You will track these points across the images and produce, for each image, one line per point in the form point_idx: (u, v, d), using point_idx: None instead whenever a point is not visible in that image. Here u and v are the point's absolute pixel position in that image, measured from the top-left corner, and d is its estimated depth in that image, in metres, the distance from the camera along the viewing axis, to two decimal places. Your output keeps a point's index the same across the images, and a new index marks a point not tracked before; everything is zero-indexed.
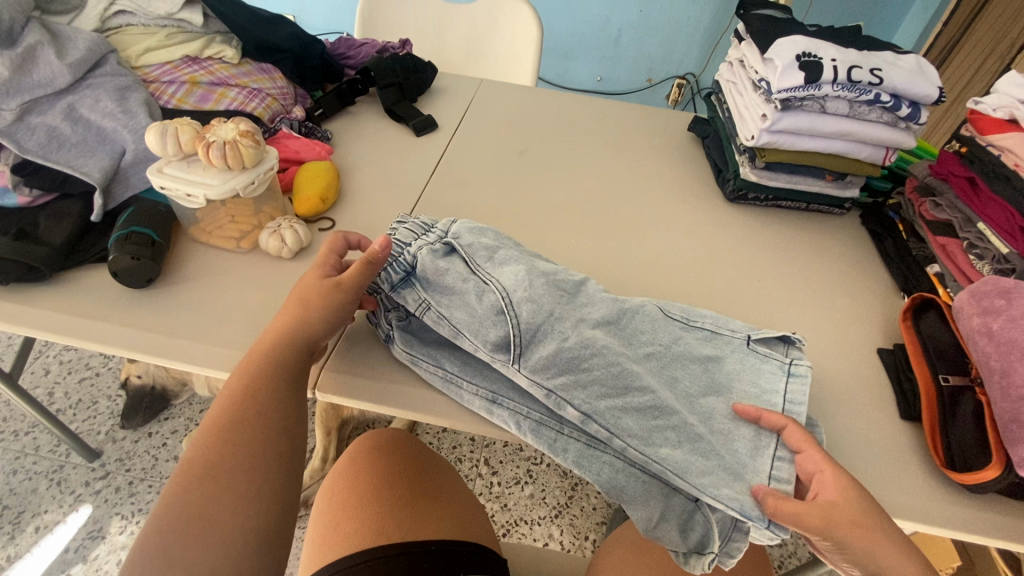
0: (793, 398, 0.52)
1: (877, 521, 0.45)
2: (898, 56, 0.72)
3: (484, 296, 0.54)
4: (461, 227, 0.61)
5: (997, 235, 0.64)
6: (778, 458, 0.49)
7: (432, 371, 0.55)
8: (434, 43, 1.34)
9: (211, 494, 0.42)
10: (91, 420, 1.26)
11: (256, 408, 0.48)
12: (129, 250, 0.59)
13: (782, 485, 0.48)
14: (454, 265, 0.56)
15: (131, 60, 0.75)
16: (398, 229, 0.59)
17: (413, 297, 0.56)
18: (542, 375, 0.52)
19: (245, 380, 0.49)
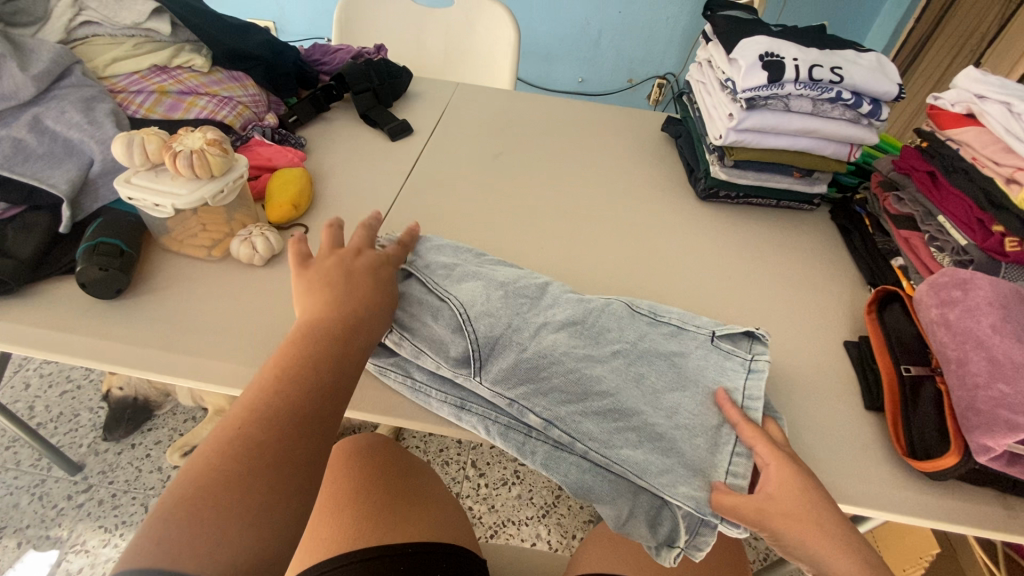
0: (751, 393, 0.53)
1: (834, 511, 0.45)
2: (859, 54, 0.74)
3: (441, 314, 0.56)
4: (422, 249, 0.63)
5: (956, 227, 0.65)
6: (736, 454, 0.50)
7: (400, 380, 0.55)
8: (412, 47, 1.34)
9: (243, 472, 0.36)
10: (72, 433, 1.25)
11: (301, 388, 0.42)
12: (97, 261, 0.59)
13: (739, 481, 0.49)
14: (411, 288, 0.58)
15: (98, 71, 0.75)
16: None
17: None
18: (503, 386, 0.53)
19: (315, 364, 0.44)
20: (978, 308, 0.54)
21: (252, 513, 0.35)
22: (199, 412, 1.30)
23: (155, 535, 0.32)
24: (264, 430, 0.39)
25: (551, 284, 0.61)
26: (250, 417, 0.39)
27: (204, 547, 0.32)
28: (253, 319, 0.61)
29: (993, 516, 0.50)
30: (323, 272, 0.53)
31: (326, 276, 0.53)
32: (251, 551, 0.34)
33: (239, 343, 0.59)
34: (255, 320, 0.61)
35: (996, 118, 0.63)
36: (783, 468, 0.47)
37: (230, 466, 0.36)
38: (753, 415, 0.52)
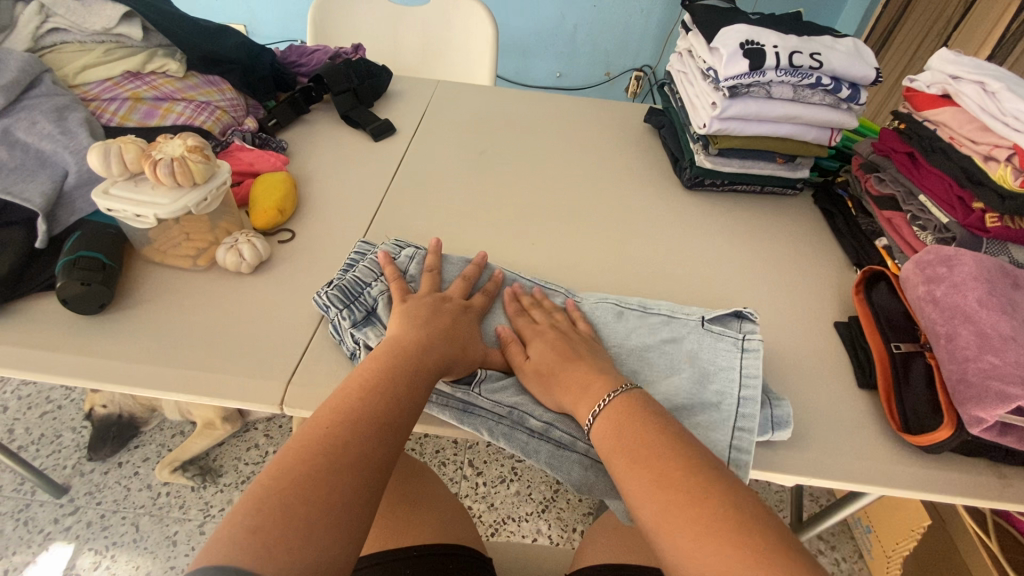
0: (748, 372, 0.54)
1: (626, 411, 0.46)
2: (836, 39, 0.75)
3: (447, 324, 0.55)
4: (423, 259, 0.63)
5: (937, 206, 0.66)
6: (741, 429, 0.51)
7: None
8: (388, 47, 1.32)
9: (333, 465, 0.37)
10: (55, 455, 1.21)
11: (388, 395, 0.44)
12: (77, 276, 0.57)
13: (744, 456, 0.50)
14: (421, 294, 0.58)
15: (68, 79, 0.73)
16: (357, 267, 0.61)
17: (373, 333, 0.56)
18: (502, 393, 0.53)
19: (396, 373, 0.46)
20: (964, 283, 0.55)
21: (336, 517, 0.35)
22: (187, 425, 1.28)
23: (250, 527, 0.33)
24: (354, 432, 0.40)
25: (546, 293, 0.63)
26: (331, 419, 0.41)
27: (294, 533, 0.33)
28: (244, 328, 0.60)
29: (988, 485, 0.52)
30: (424, 304, 0.55)
31: (427, 303, 0.55)
32: (336, 549, 0.34)
33: (229, 354, 0.57)
34: (247, 330, 0.60)
35: (971, 98, 0.65)
36: (543, 341, 0.54)
37: (321, 458, 0.38)
38: (750, 394, 0.53)
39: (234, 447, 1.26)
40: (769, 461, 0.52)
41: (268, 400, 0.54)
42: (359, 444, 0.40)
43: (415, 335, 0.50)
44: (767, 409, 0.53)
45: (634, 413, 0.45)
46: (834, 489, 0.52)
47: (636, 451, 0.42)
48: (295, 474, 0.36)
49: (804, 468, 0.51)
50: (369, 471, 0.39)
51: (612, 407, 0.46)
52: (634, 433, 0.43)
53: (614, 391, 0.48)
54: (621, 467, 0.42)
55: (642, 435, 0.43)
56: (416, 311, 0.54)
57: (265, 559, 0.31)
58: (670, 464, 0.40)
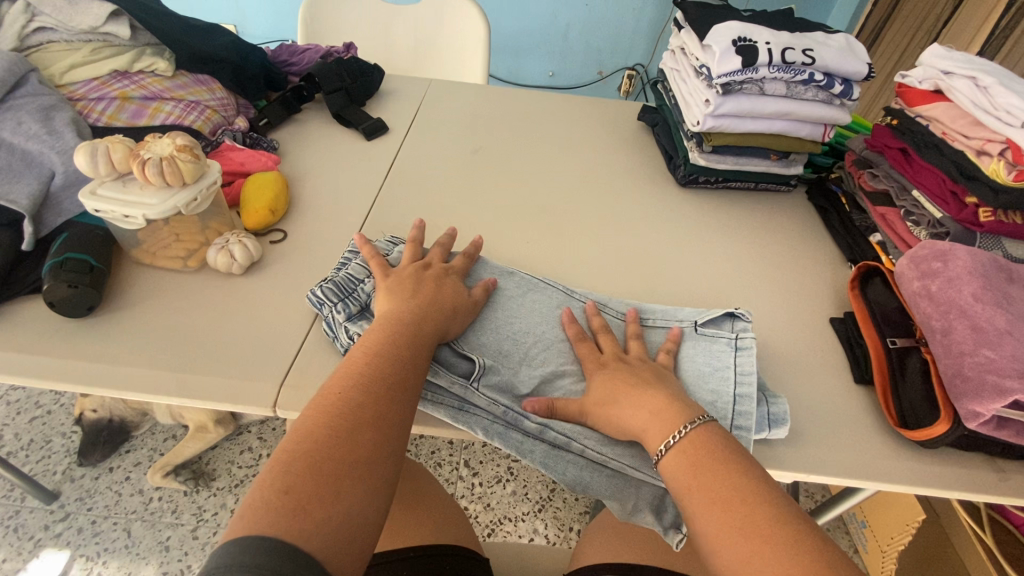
0: (743, 370, 0.54)
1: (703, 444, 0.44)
2: (828, 35, 0.75)
3: None
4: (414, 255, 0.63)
5: (930, 201, 0.66)
6: (737, 429, 0.51)
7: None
8: (381, 45, 1.31)
9: (352, 424, 0.40)
10: (45, 460, 1.19)
11: (393, 357, 0.47)
12: (65, 278, 0.56)
13: None
14: None
15: (54, 79, 0.72)
16: (348, 266, 0.60)
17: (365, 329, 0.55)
18: (500, 393, 0.52)
19: (399, 338, 0.48)
20: (958, 278, 0.56)
21: (362, 470, 0.38)
22: (179, 429, 1.26)
23: (282, 485, 0.35)
24: (367, 392, 0.43)
25: (545, 292, 0.62)
26: (344, 387, 0.43)
27: (325, 486, 0.36)
28: (236, 330, 0.59)
29: (984, 479, 0.52)
30: (407, 276, 0.56)
31: (412, 271, 0.57)
32: (364, 499, 0.37)
33: (221, 357, 0.56)
34: (239, 332, 0.59)
35: (963, 93, 0.65)
36: (603, 375, 0.52)
37: (339, 420, 0.40)
38: (744, 391, 0.53)
39: (227, 450, 1.25)
40: (766, 457, 0.52)
41: (262, 402, 0.53)
42: (372, 408, 0.42)
43: (410, 304, 0.52)
44: (765, 407, 0.53)
45: (714, 451, 0.43)
46: (831, 485, 0.52)
47: (717, 493, 0.40)
48: (316, 441, 0.39)
49: (802, 465, 0.51)
50: (385, 434, 0.41)
51: (690, 441, 0.44)
52: (716, 474, 0.41)
53: (688, 424, 0.45)
54: (698, 506, 0.41)
55: (726, 479, 0.41)
56: (403, 281, 0.55)
57: (299, 511, 0.34)
58: (757, 514, 0.38)
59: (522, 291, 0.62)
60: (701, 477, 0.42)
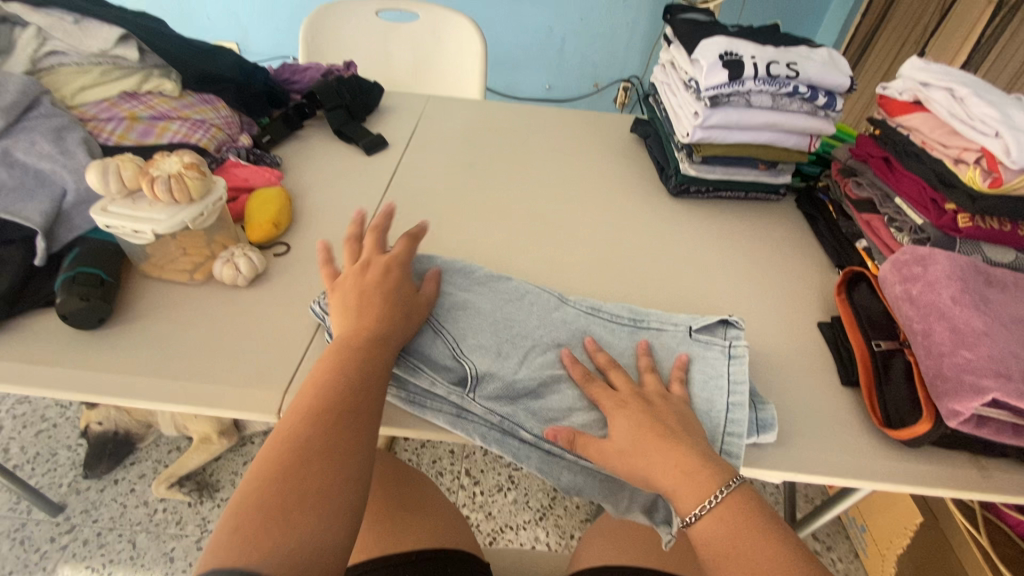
0: (736, 379, 0.56)
1: (738, 506, 0.45)
2: (811, 49, 0.78)
3: (436, 341, 0.57)
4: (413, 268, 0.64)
5: (912, 208, 0.69)
6: (731, 434, 0.52)
7: (395, 393, 0.55)
8: (380, 63, 1.35)
9: (301, 453, 0.41)
10: (51, 473, 1.21)
11: (344, 382, 0.47)
12: (77, 292, 0.58)
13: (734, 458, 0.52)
14: None
15: (66, 100, 0.75)
16: None
17: None
18: (496, 401, 0.54)
19: (349, 361, 0.49)
20: (938, 281, 0.58)
21: (314, 498, 0.39)
22: (184, 440, 1.28)
23: (232, 525, 0.36)
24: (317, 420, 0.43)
25: (538, 298, 0.64)
26: (306, 410, 0.44)
27: (275, 519, 0.37)
28: (241, 341, 0.61)
29: (968, 476, 0.53)
30: (349, 284, 0.57)
31: (354, 278, 0.58)
32: (319, 526, 0.38)
33: (225, 367, 0.58)
34: (244, 342, 0.61)
35: (940, 103, 0.67)
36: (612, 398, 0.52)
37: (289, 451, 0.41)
38: (737, 400, 0.54)
39: (231, 461, 1.26)
40: (754, 456, 0.53)
41: (266, 410, 0.55)
42: (335, 428, 0.43)
43: (359, 319, 0.53)
44: (754, 411, 0.55)
45: (748, 520, 0.44)
46: (818, 484, 0.53)
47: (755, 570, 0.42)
48: (281, 467, 0.40)
49: (790, 464, 0.53)
50: (351, 451, 0.43)
51: (724, 508, 0.45)
52: (753, 548, 0.43)
53: (722, 490, 0.46)
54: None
55: (762, 548, 0.43)
56: (347, 294, 0.56)
57: (250, 546, 0.35)
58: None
59: (514, 297, 0.63)
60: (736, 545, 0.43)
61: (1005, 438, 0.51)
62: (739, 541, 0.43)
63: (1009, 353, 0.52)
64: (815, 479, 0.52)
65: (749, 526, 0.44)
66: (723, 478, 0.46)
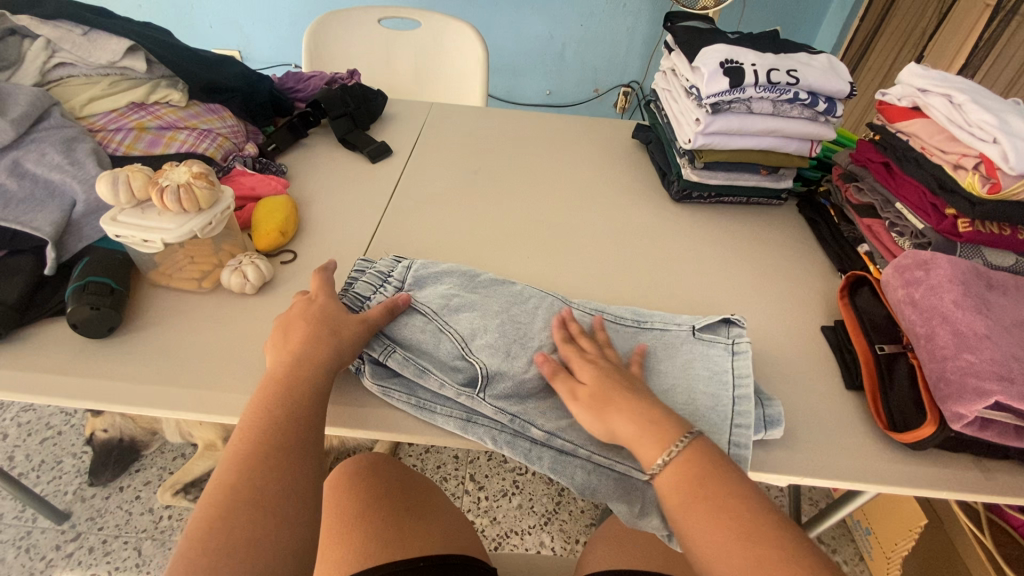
0: (739, 372, 0.56)
1: (699, 454, 0.45)
2: (811, 56, 0.79)
3: (443, 344, 0.58)
4: (418, 273, 0.65)
5: (913, 212, 0.70)
6: (739, 425, 0.53)
7: (404, 399, 0.55)
8: (383, 71, 1.36)
9: (239, 495, 0.40)
10: (56, 480, 1.21)
11: (279, 415, 0.46)
12: (87, 300, 0.59)
13: (742, 450, 0.52)
14: (414, 316, 0.59)
15: (75, 111, 0.76)
16: (356, 284, 0.63)
17: (377, 344, 0.57)
18: (505, 402, 0.55)
19: (284, 394, 0.48)
20: (939, 286, 0.58)
21: (254, 539, 0.38)
22: (188, 447, 1.28)
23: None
24: (255, 457, 0.42)
25: (541, 301, 0.64)
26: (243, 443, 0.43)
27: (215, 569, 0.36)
28: (249, 349, 0.62)
29: (972, 478, 0.54)
30: (295, 311, 0.56)
31: (294, 309, 0.57)
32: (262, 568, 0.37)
33: (235, 375, 0.59)
34: (252, 350, 0.61)
35: (938, 109, 0.68)
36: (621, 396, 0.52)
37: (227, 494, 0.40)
38: (743, 392, 0.55)
39: None
40: (759, 460, 0.54)
41: None
42: (272, 457, 0.43)
43: (290, 346, 0.52)
44: (761, 408, 0.55)
45: (709, 469, 0.44)
46: (824, 487, 0.53)
47: (723, 513, 0.41)
48: (220, 506, 0.39)
49: (795, 468, 0.53)
50: (297, 473, 0.43)
51: (684, 459, 0.45)
52: (717, 492, 0.42)
53: (681, 441, 0.46)
54: (699, 523, 0.41)
55: (725, 492, 0.42)
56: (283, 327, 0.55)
57: None
58: (760, 527, 0.40)
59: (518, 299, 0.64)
60: (700, 490, 0.43)
61: (1007, 440, 0.52)
62: (700, 485, 0.43)
63: (1011, 356, 0.53)
64: (821, 482, 0.52)
65: (708, 473, 0.44)
66: (681, 431, 0.47)
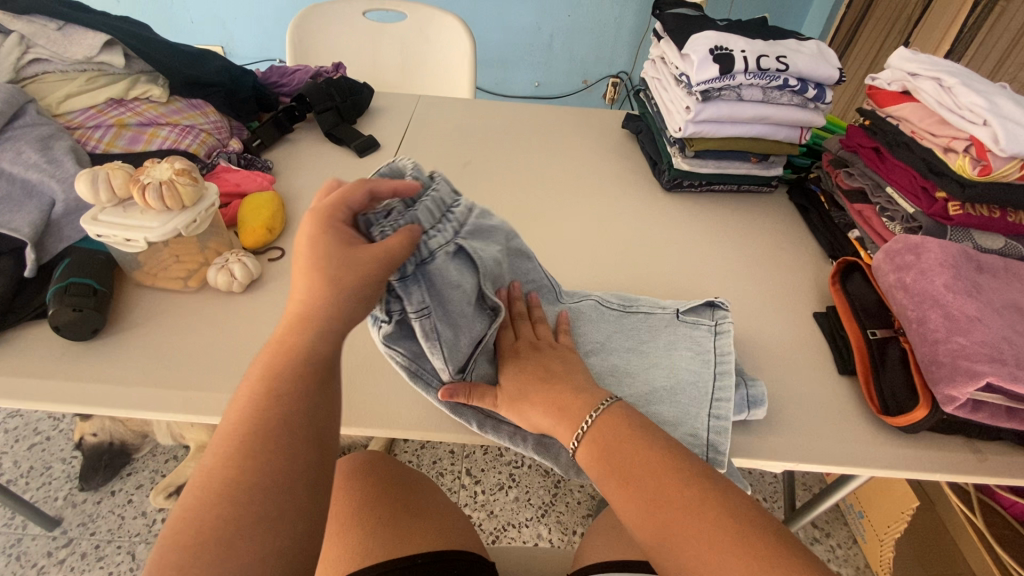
0: (721, 352, 0.57)
1: (610, 422, 0.46)
2: (800, 42, 0.78)
3: (475, 325, 0.49)
4: (479, 220, 0.51)
5: (903, 197, 0.69)
6: (721, 399, 0.53)
7: (403, 364, 0.49)
8: (369, 64, 1.34)
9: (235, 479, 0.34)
10: (46, 486, 1.20)
11: (288, 385, 0.38)
12: (69, 302, 0.57)
13: (723, 422, 0.52)
14: (465, 281, 0.47)
15: (51, 109, 0.74)
16: (423, 204, 0.46)
17: (417, 298, 0.43)
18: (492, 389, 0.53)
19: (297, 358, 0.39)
20: (931, 269, 0.58)
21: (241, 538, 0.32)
22: (180, 449, 1.27)
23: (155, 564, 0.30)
24: (260, 431, 0.36)
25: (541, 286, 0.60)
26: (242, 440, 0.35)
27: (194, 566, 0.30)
28: (238, 348, 0.61)
29: (965, 460, 0.54)
30: (324, 239, 0.41)
31: (334, 248, 0.41)
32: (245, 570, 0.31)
33: (223, 374, 0.58)
34: (241, 350, 0.60)
35: (929, 93, 0.68)
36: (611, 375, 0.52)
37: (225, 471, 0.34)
38: (724, 368, 0.55)
39: None
40: (754, 447, 0.54)
41: None
42: (274, 459, 0.35)
43: (299, 302, 0.41)
44: (744, 388, 0.55)
45: (621, 434, 0.46)
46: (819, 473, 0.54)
47: (626, 472, 0.43)
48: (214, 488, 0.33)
49: (790, 454, 0.53)
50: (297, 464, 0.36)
51: (598, 428, 0.46)
52: (628, 455, 0.44)
53: (598, 406, 0.48)
54: (618, 493, 0.43)
55: (635, 457, 0.44)
56: (313, 270, 0.40)
57: None
58: (672, 485, 0.42)
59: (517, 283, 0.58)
60: (613, 459, 0.44)
61: (1000, 422, 0.52)
62: (612, 453, 0.45)
63: (1002, 338, 0.53)
64: (816, 469, 0.52)
65: (618, 439, 0.45)
66: (602, 396, 0.49)
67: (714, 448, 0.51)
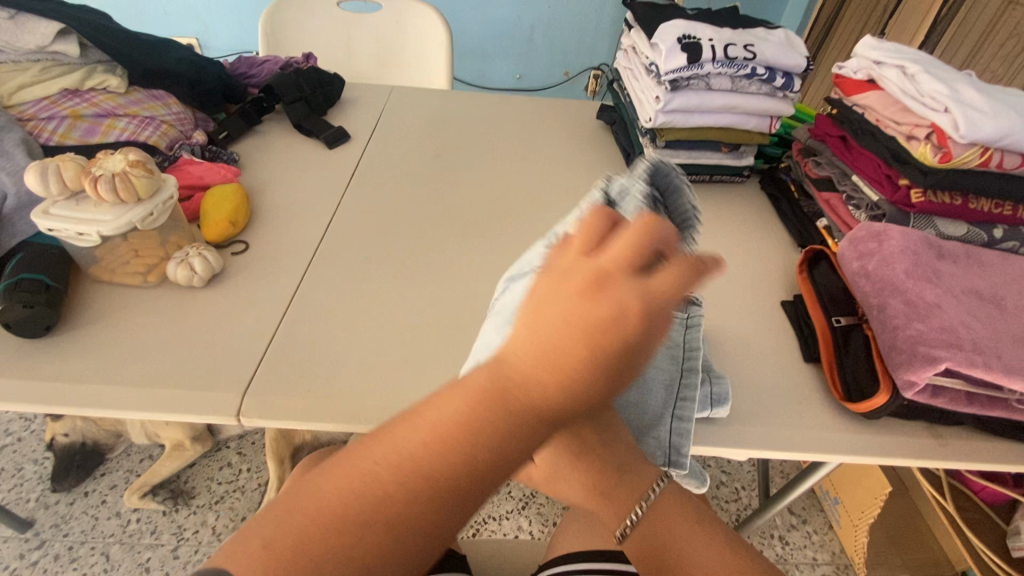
0: (690, 344, 0.58)
1: (651, 515, 0.52)
2: (768, 31, 0.78)
3: None
4: None
5: (868, 185, 0.70)
6: (687, 398, 0.54)
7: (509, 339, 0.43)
8: (342, 54, 1.32)
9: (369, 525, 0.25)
10: (16, 488, 1.17)
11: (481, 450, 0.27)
12: (20, 299, 0.56)
13: (686, 423, 0.53)
14: None
15: (3, 100, 0.71)
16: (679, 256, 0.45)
17: None
18: None
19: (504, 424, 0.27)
20: (892, 256, 0.59)
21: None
22: (155, 449, 1.25)
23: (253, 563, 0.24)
24: (420, 485, 0.26)
25: None
26: (362, 494, 0.26)
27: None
28: (198, 343, 0.59)
29: (926, 444, 0.55)
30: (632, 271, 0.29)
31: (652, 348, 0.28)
32: None
33: (182, 370, 0.56)
34: (201, 345, 0.59)
35: (892, 81, 0.68)
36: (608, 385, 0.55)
37: (367, 506, 0.26)
38: (691, 364, 0.56)
39: (206, 467, 1.23)
40: (718, 436, 0.54)
41: (225, 412, 0.54)
42: (409, 531, 0.25)
43: (545, 349, 0.27)
44: (708, 385, 0.55)
45: (668, 526, 0.52)
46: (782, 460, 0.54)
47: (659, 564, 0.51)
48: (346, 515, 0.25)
49: (753, 441, 0.53)
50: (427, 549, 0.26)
51: (642, 522, 0.52)
52: (671, 548, 0.50)
53: (648, 497, 0.53)
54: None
55: (679, 550, 0.50)
56: (556, 323, 0.27)
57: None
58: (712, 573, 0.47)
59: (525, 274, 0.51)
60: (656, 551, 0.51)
61: (959, 406, 0.53)
62: (656, 545, 0.51)
63: (960, 323, 0.53)
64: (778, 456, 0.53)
65: (660, 531, 0.52)
66: (654, 479, 0.54)
67: (676, 451, 0.54)
